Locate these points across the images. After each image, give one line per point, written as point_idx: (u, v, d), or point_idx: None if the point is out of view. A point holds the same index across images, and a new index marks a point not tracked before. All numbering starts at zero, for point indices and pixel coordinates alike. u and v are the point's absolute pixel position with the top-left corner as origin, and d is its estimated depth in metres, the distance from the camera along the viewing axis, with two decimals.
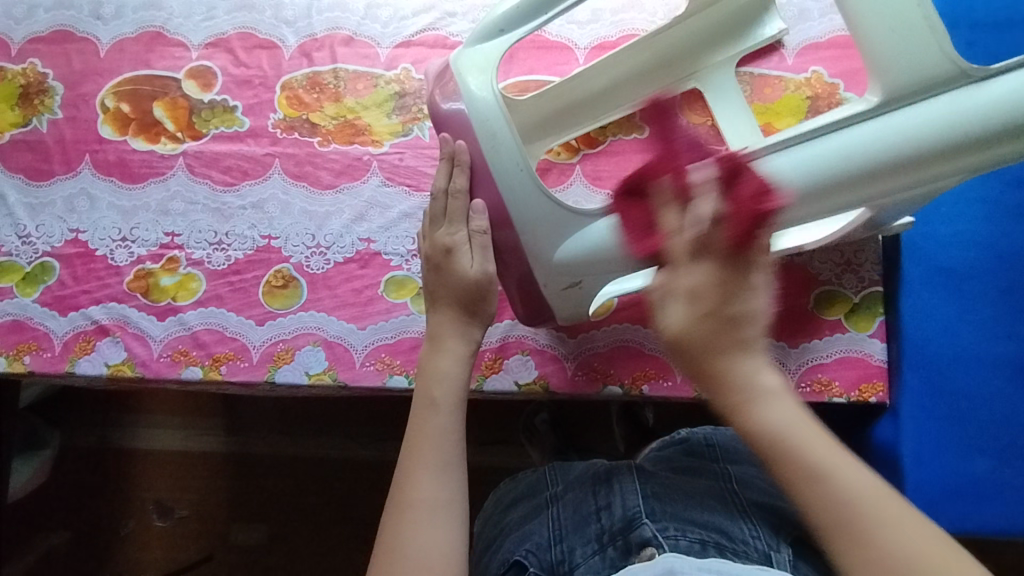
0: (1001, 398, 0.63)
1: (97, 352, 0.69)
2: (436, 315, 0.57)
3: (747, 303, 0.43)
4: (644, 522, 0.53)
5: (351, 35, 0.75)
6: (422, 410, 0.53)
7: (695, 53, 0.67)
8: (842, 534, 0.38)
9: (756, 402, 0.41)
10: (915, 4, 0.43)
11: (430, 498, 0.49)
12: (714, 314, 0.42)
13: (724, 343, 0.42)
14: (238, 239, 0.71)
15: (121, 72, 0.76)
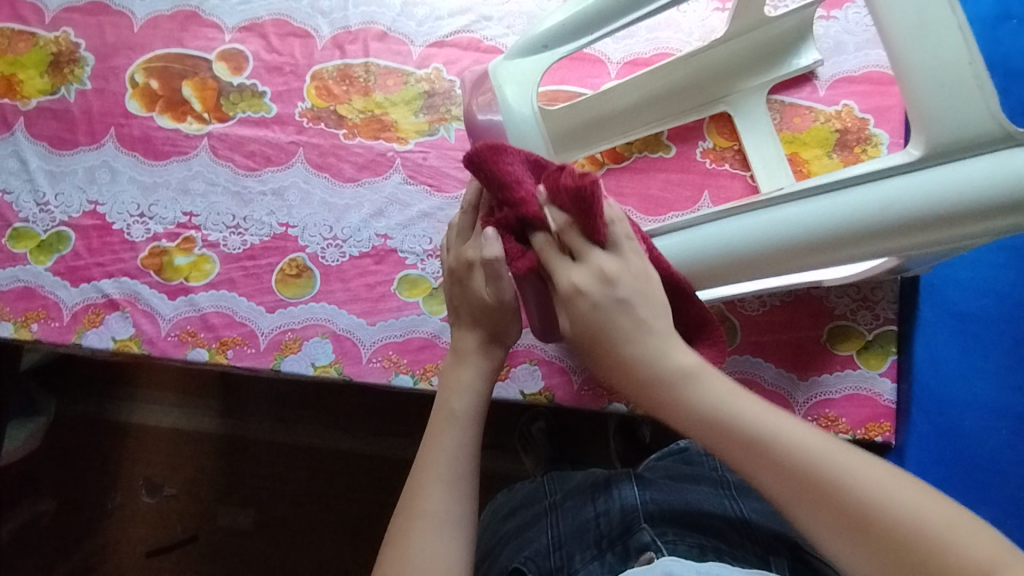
0: (1007, 449, 0.63)
1: (105, 326, 0.69)
2: (461, 332, 0.57)
3: (611, 292, 0.46)
4: (643, 526, 0.53)
5: (385, 30, 0.75)
6: (440, 421, 0.53)
7: (734, 76, 0.68)
8: (793, 492, 0.40)
9: (678, 376, 0.44)
10: (966, 59, 0.43)
11: (443, 508, 0.49)
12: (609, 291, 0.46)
13: (626, 321, 0.45)
14: (255, 224, 0.71)
15: (154, 48, 0.76)
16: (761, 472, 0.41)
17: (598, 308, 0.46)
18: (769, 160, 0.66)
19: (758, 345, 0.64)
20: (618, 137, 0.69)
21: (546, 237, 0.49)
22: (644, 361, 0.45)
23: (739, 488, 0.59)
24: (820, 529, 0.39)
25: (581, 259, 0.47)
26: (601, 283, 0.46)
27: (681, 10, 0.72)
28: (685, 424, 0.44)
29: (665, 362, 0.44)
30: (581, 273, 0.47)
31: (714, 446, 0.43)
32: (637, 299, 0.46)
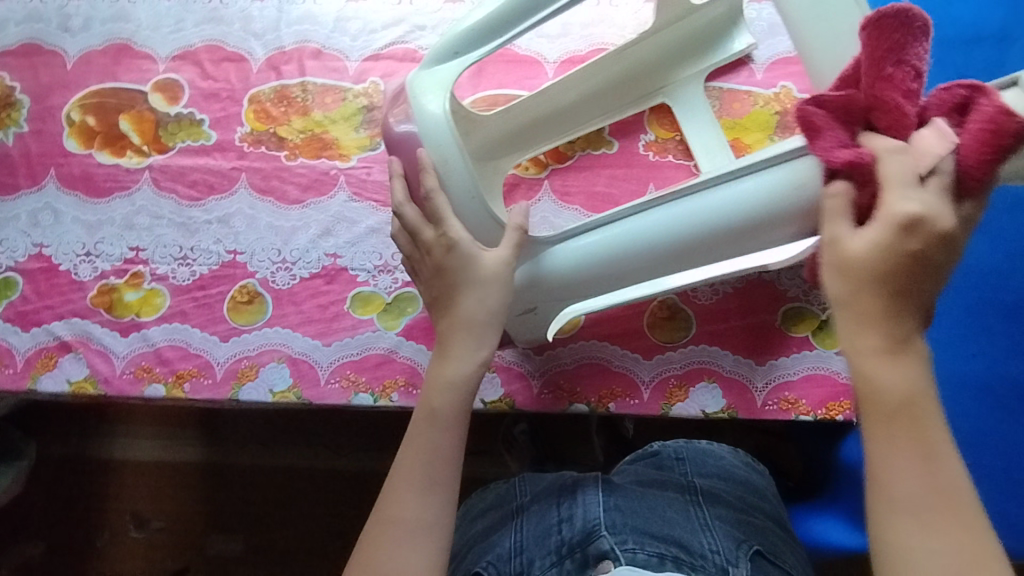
0: (965, 416, 0.66)
1: (59, 369, 0.69)
2: (458, 309, 0.53)
3: (937, 254, 0.39)
4: (603, 534, 0.52)
5: (320, 48, 0.74)
6: (421, 421, 0.52)
7: (662, 69, 0.68)
8: (910, 447, 0.39)
9: (908, 369, 0.39)
10: (858, 35, 0.47)
11: (412, 516, 0.49)
12: (919, 256, 0.39)
13: (862, 319, 0.40)
14: (203, 254, 0.71)
15: (89, 84, 0.75)
16: (894, 457, 0.39)
17: (914, 263, 0.39)
18: (713, 152, 0.66)
19: (711, 333, 0.65)
20: (555, 138, 0.68)
21: (913, 145, 0.40)
22: (884, 361, 0.39)
23: (706, 495, 0.58)
24: (910, 481, 0.39)
25: (877, 220, 0.40)
26: (867, 271, 0.39)
27: (613, 5, 0.72)
28: (869, 399, 0.40)
29: (898, 360, 0.39)
30: (834, 282, 0.41)
31: (884, 414, 0.39)
32: (874, 306, 0.39)
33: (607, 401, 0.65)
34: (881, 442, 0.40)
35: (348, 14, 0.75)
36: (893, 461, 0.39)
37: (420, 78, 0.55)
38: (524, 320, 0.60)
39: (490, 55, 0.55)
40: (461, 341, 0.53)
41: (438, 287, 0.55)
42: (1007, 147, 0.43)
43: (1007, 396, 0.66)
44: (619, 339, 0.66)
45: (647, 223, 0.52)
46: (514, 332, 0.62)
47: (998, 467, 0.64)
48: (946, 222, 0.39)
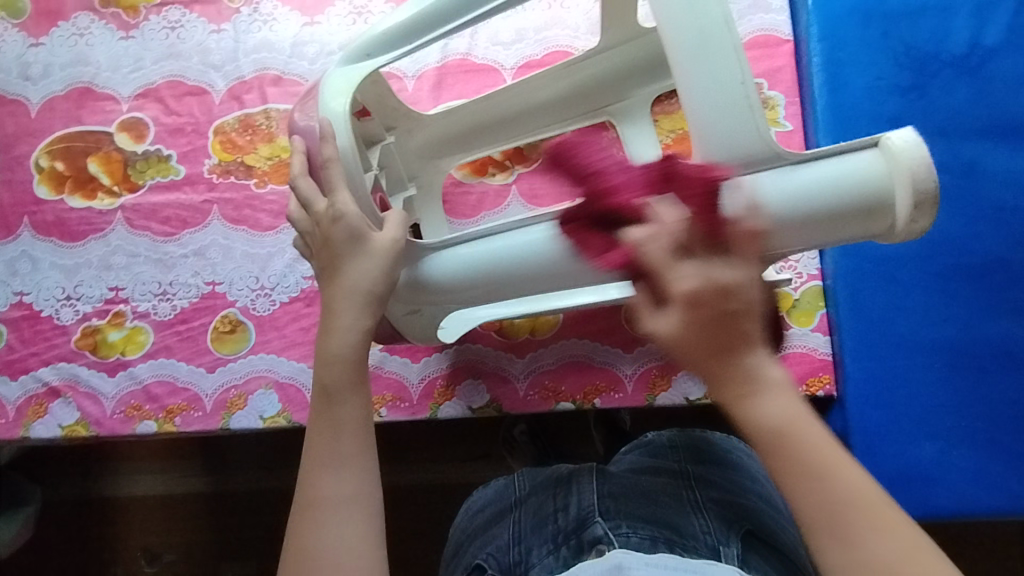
0: (945, 385, 0.62)
1: (50, 414, 0.69)
2: (340, 277, 0.51)
3: (730, 304, 0.38)
4: (597, 520, 0.53)
5: (280, 74, 0.74)
6: (318, 398, 0.50)
7: (611, 89, 0.67)
8: (783, 477, 0.38)
9: (765, 406, 0.38)
10: (738, 82, 0.43)
11: (345, 488, 0.46)
12: (708, 304, 0.38)
13: (700, 365, 0.39)
14: (182, 288, 0.71)
15: (54, 130, 0.76)
16: (796, 485, 0.38)
17: (715, 319, 0.38)
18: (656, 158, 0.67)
19: None
20: (502, 143, 0.69)
21: (660, 223, 0.40)
22: (733, 401, 0.39)
23: (700, 480, 0.59)
24: (813, 513, 0.37)
25: (674, 302, 0.38)
26: (668, 328, 0.39)
27: (565, 6, 0.73)
28: (755, 433, 0.38)
29: (750, 400, 0.38)
30: (671, 340, 0.38)
31: (769, 450, 0.38)
32: (694, 354, 0.38)
33: (592, 397, 0.66)
34: (781, 471, 0.38)
35: (304, 38, 0.75)
36: (789, 494, 0.38)
37: (335, 75, 0.55)
38: (411, 320, 0.60)
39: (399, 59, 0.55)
40: (348, 305, 0.50)
41: (329, 251, 0.52)
42: (859, 210, 0.43)
43: (997, 361, 0.62)
44: (598, 335, 0.67)
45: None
46: (408, 334, 0.62)
47: (992, 435, 0.61)
48: (732, 277, 0.38)
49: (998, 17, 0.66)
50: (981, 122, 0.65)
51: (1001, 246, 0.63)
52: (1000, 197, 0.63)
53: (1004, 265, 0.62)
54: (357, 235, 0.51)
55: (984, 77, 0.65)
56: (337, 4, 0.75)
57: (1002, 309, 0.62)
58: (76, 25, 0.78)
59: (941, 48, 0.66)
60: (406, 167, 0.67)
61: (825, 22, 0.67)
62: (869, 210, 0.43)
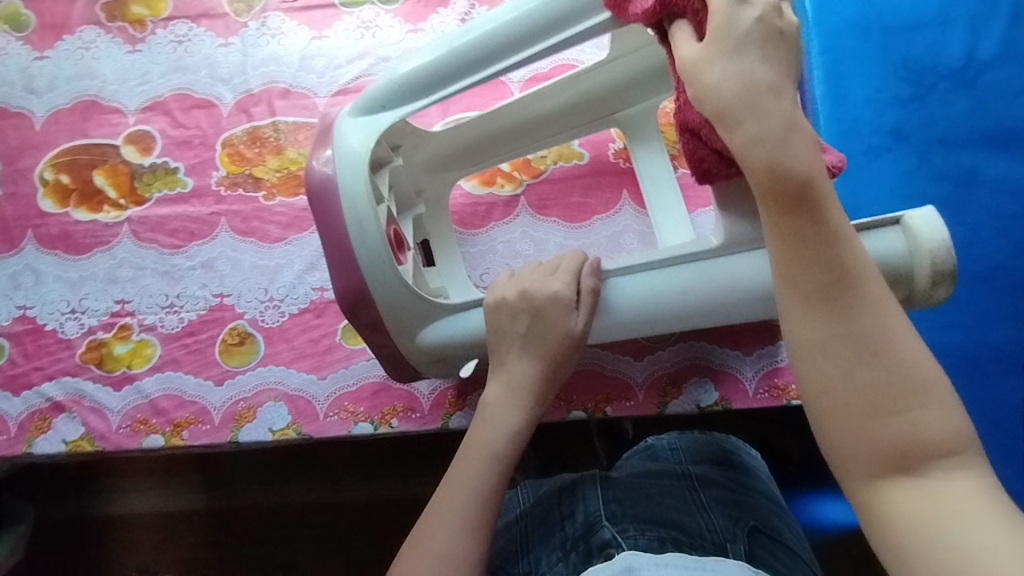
0: (951, 389, 0.63)
1: (54, 430, 0.68)
2: (518, 365, 0.53)
3: (775, 25, 0.40)
4: (604, 525, 0.52)
5: (288, 87, 0.75)
6: (471, 449, 0.51)
7: (621, 96, 0.65)
8: (801, 223, 0.38)
9: (795, 167, 0.38)
10: None
11: (457, 553, 0.46)
12: (746, 47, 0.39)
13: (715, 80, 0.39)
14: (189, 300, 0.71)
15: (59, 143, 0.75)
16: (780, 223, 0.38)
17: (744, 42, 0.39)
18: (655, 173, 0.67)
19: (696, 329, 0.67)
20: (510, 154, 0.69)
21: None
22: (766, 154, 0.38)
23: (701, 480, 0.58)
24: (805, 270, 0.38)
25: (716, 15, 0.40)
26: (699, 62, 0.40)
27: None
28: (765, 190, 0.38)
29: (783, 146, 0.38)
30: (722, 77, 0.39)
31: (780, 200, 0.38)
32: (745, 78, 0.39)
33: (603, 405, 0.66)
34: (770, 226, 0.39)
35: (313, 51, 0.76)
36: (806, 243, 0.38)
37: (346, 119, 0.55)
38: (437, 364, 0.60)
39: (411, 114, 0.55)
40: (518, 393, 0.52)
41: (511, 329, 0.53)
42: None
43: (1002, 365, 0.63)
44: (609, 344, 0.68)
45: (658, 284, 0.51)
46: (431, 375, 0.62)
47: (996, 437, 0.62)
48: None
49: (992, 31, 0.68)
50: (979, 132, 0.67)
51: (1003, 254, 0.64)
52: (1000, 207, 0.65)
53: (1006, 272, 0.64)
54: (546, 326, 0.52)
55: (981, 89, 0.67)
56: (345, 19, 0.76)
57: (1006, 315, 0.64)
58: (82, 39, 0.78)
59: (938, 61, 0.68)
60: (413, 181, 0.67)
61: (824, 38, 0.71)
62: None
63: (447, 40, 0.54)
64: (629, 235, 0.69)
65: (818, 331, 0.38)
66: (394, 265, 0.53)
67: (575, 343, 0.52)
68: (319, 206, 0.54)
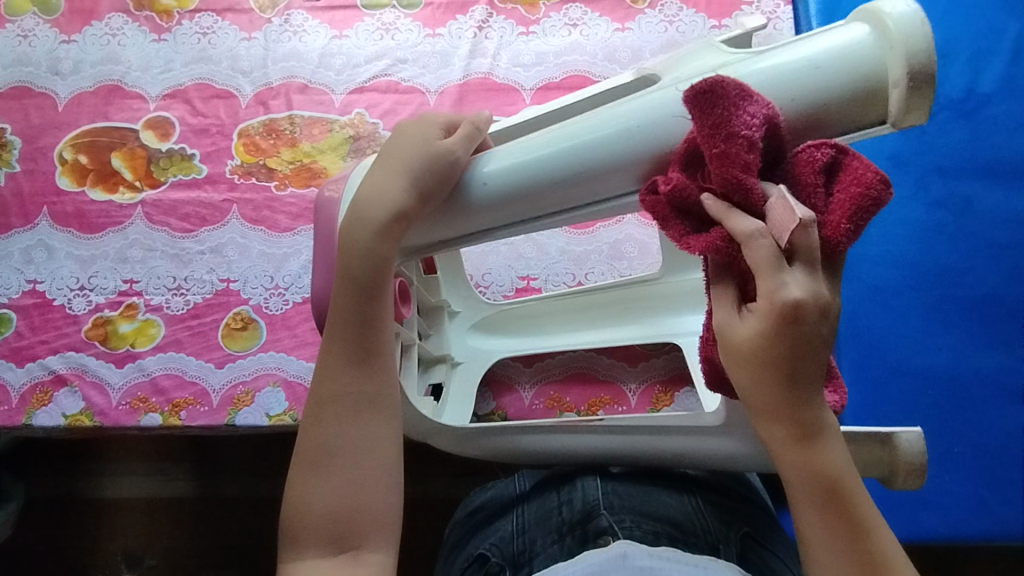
0: (939, 412, 0.64)
1: (54, 403, 0.69)
2: (382, 176, 0.44)
3: (823, 328, 0.33)
4: (602, 512, 0.52)
5: (306, 83, 0.77)
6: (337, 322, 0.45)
7: None
8: (831, 517, 0.37)
9: (817, 456, 0.36)
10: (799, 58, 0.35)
11: (354, 390, 0.45)
12: (793, 339, 0.33)
13: (745, 377, 0.35)
14: (197, 284, 0.72)
15: (80, 125, 0.77)
16: (810, 509, 0.37)
17: (793, 346, 0.33)
18: None
19: None
20: None
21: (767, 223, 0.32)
22: (798, 454, 0.36)
23: (698, 482, 0.58)
24: (835, 567, 0.37)
25: (761, 300, 0.33)
26: (731, 357, 0.35)
27: (584, 34, 0.77)
28: (796, 481, 0.37)
29: (814, 451, 0.36)
30: (753, 373, 0.35)
31: (806, 484, 0.36)
32: (780, 371, 0.34)
33: (596, 409, 0.67)
34: (802, 513, 0.38)
35: (333, 49, 0.78)
36: (835, 535, 0.37)
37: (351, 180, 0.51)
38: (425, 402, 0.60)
39: None
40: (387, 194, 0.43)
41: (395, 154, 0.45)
42: (853, 95, 0.35)
43: (988, 390, 0.64)
44: (604, 349, 0.69)
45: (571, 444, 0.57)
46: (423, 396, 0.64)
47: (982, 461, 0.63)
48: (796, 294, 0.32)
49: (993, 67, 0.71)
50: (976, 163, 0.68)
51: (996, 283, 0.66)
52: (995, 236, 0.67)
53: (997, 301, 0.65)
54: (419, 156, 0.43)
55: (980, 121, 0.69)
56: (366, 20, 0.79)
57: (996, 341, 0.65)
58: (109, 25, 0.80)
59: (940, 92, 0.70)
60: None
61: None
62: (863, 99, 0.35)
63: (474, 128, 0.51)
64: (630, 243, 0.72)
65: None
66: None
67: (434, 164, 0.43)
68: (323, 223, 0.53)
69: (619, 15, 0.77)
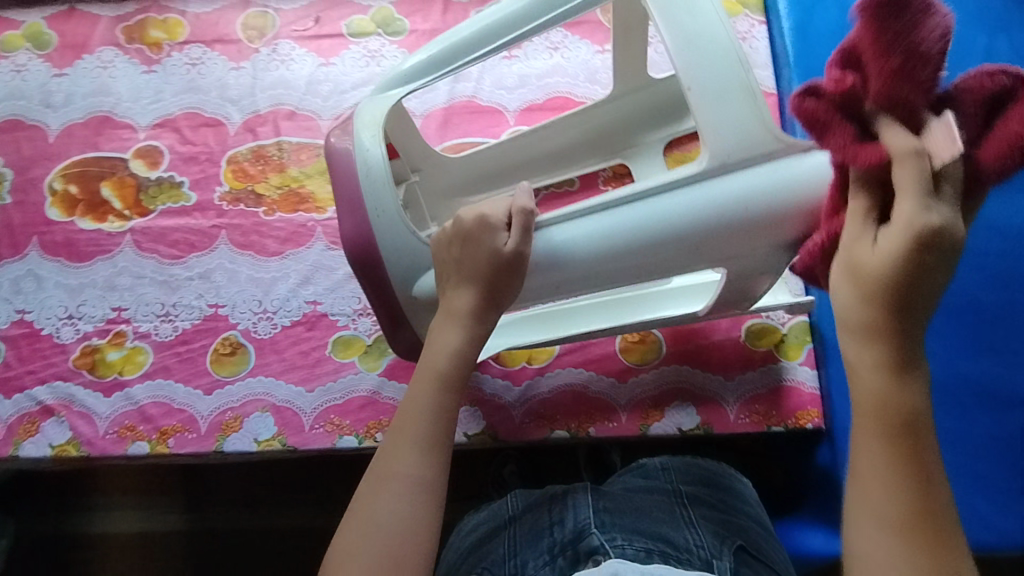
0: (928, 419, 0.65)
1: (41, 434, 0.69)
2: (459, 292, 0.52)
3: (944, 259, 0.37)
4: (593, 532, 0.51)
5: (294, 109, 0.78)
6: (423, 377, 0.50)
7: (629, 128, 0.71)
8: (898, 459, 0.38)
9: (907, 385, 0.39)
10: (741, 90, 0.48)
11: (414, 474, 0.46)
12: (924, 249, 0.36)
13: (862, 307, 0.39)
14: (185, 309, 0.72)
15: (70, 155, 0.78)
16: (881, 442, 0.38)
17: (909, 276, 0.37)
18: None
19: (681, 354, 0.69)
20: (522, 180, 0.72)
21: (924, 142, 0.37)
22: (884, 382, 0.39)
23: (691, 499, 0.57)
24: (889, 503, 0.38)
25: (897, 225, 0.37)
26: (848, 272, 0.40)
27: (566, 57, 0.78)
28: (872, 404, 0.39)
29: (903, 380, 0.39)
30: (879, 271, 0.38)
31: (887, 408, 0.39)
32: (902, 281, 0.37)
33: (587, 426, 0.67)
34: (869, 446, 0.39)
35: (320, 76, 0.79)
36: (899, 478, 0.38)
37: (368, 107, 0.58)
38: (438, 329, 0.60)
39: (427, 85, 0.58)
40: (459, 318, 0.51)
41: (460, 256, 0.52)
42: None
43: (977, 396, 0.66)
44: (593, 365, 0.69)
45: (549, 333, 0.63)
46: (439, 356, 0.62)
47: (973, 466, 0.64)
48: (941, 227, 0.36)
49: (964, 79, 0.72)
50: None
51: (976, 289, 0.69)
52: (973, 246, 0.70)
53: (980, 308, 0.68)
54: (478, 247, 0.51)
55: None
56: (352, 48, 0.80)
57: (980, 348, 0.67)
58: (100, 58, 0.82)
59: None
60: (430, 209, 0.69)
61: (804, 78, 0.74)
62: None
63: (453, 34, 0.58)
64: None
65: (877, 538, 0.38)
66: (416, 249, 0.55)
67: (501, 263, 0.51)
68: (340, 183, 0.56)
69: (600, 37, 0.79)
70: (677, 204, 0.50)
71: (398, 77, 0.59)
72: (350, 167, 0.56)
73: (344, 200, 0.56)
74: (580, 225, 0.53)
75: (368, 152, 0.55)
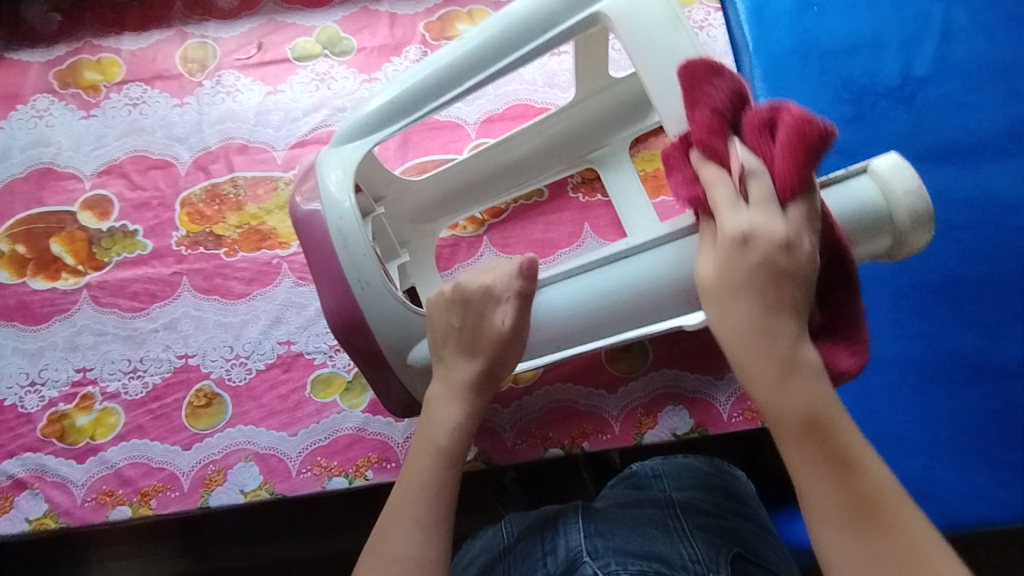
0: (919, 401, 0.63)
1: (16, 509, 0.66)
2: (464, 362, 0.52)
3: (785, 260, 0.39)
4: (585, 560, 0.51)
5: (245, 142, 0.75)
6: (422, 453, 0.51)
7: (594, 134, 0.69)
8: (827, 467, 0.38)
9: (801, 382, 0.38)
10: None
11: (415, 553, 0.46)
12: (741, 251, 0.39)
13: (787, 352, 0.38)
14: (153, 363, 0.69)
15: (14, 213, 0.74)
16: (791, 432, 0.38)
17: (764, 280, 0.39)
18: (632, 195, 0.69)
19: (668, 357, 0.67)
20: (492, 199, 0.70)
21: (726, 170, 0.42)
22: (776, 386, 0.38)
23: (685, 507, 0.56)
24: (823, 498, 0.37)
25: (724, 238, 0.40)
26: (760, 336, 0.38)
27: None
28: (777, 418, 0.38)
29: (795, 375, 0.38)
30: (734, 313, 0.39)
31: (794, 423, 0.38)
32: (750, 310, 0.39)
33: (580, 441, 0.65)
34: (802, 475, 0.38)
35: (269, 106, 0.76)
36: (837, 481, 0.37)
37: (328, 158, 0.55)
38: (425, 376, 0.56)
39: (396, 134, 0.55)
40: (460, 390, 0.52)
41: (461, 325, 0.51)
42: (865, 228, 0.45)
43: (966, 372, 0.63)
44: (580, 378, 0.67)
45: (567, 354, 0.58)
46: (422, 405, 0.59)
47: (968, 444, 0.62)
48: (781, 231, 0.39)
49: (924, 50, 0.72)
50: (921, 147, 0.69)
51: (957, 263, 0.66)
52: (953, 219, 0.66)
53: (962, 281, 0.65)
54: (478, 322, 0.51)
55: (919, 105, 0.70)
56: (300, 72, 0.77)
57: (966, 322, 0.64)
58: (35, 107, 0.78)
59: (876, 81, 0.71)
60: (397, 233, 0.67)
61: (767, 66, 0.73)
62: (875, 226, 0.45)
63: (414, 74, 0.55)
64: None
65: (841, 542, 0.37)
66: (391, 296, 0.53)
67: (502, 341, 0.51)
68: (311, 244, 0.54)
69: None
70: (670, 262, 0.48)
71: (361, 124, 0.55)
72: (317, 220, 0.53)
73: (315, 250, 0.54)
74: (570, 284, 0.51)
75: (343, 217, 0.52)
